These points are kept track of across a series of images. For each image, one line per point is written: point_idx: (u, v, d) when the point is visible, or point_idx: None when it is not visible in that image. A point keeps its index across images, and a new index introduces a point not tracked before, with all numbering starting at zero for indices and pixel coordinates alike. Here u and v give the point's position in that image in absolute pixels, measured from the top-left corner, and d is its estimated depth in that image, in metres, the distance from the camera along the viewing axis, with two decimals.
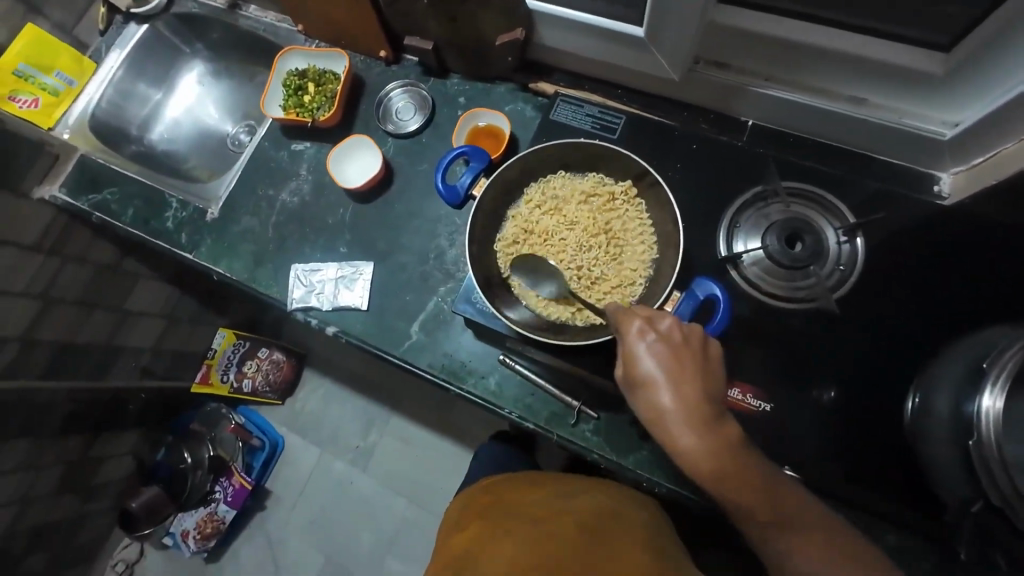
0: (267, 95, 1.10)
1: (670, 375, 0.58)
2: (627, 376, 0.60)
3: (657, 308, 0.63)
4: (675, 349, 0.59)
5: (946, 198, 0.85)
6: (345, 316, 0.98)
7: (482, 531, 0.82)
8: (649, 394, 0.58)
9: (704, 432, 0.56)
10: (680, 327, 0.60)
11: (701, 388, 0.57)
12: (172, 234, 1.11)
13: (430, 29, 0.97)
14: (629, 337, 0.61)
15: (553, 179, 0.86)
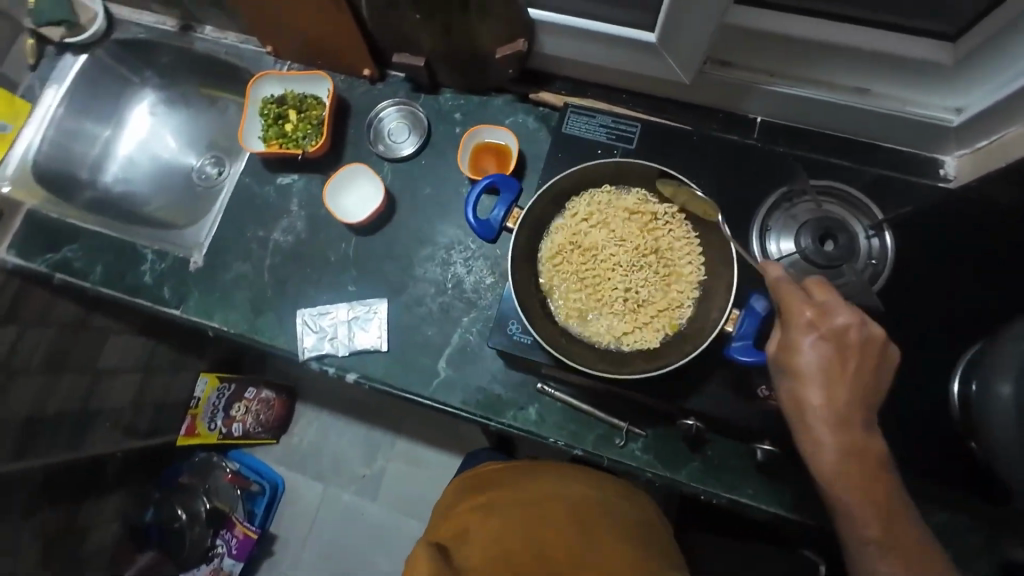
0: (244, 127, 1.01)
1: (834, 377, 0.58)
2: (779, 365, 0.61)
3: (839, 299, 0.60)
4: (845, 348, 0.59)
5: (952, 181, 0.86)
6: (365, 359, 0.92)
7: (480, 516, 0.88)
8: (798, 389, 0.59)
9: (851, 439, 0.58)
10: (860, 326, 0.59)
11: (860, 395, 0.59)
12: (152, 288, 1.01)
13: (422, 45, 0.90)
14: (797, 330, 0.60)
15: (598, 193, 0.82)
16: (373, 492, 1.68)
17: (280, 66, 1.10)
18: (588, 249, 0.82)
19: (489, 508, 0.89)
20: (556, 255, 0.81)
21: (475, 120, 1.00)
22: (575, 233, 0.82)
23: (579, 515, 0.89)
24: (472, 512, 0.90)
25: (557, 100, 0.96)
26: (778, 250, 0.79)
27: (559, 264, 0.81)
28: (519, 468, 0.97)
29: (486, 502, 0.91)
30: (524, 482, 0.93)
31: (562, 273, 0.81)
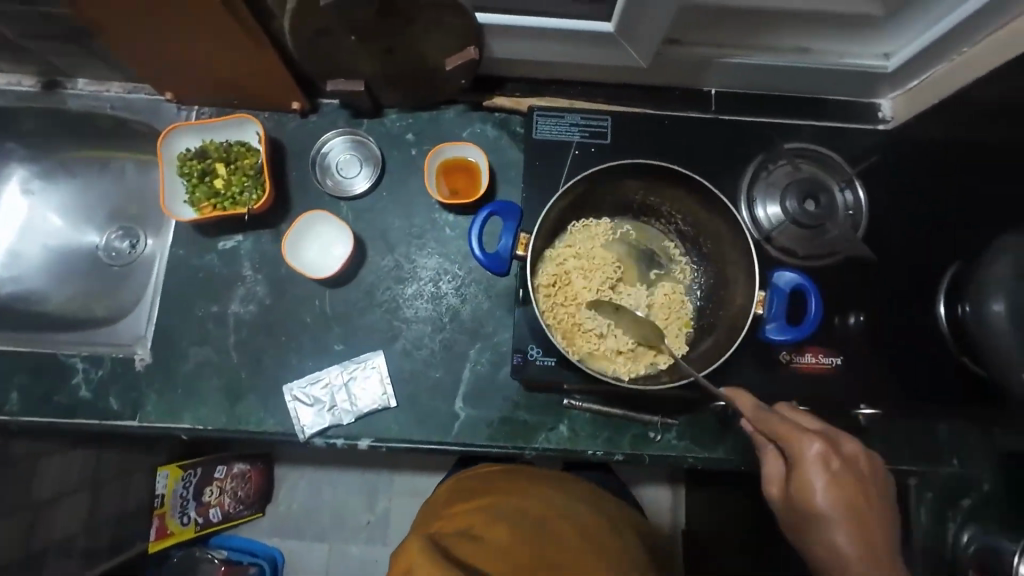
0: (166, 193, 0.86)
1: (849, 510, 0.61)
2: (795, 505, 0.63)
3: (832, 429, 0.66)
4: (850, 479, 0.62)
5: (889, 121, 0.92)
6: (374, 420, 0.84)
7: (487, 512, 0.77)
8: (824, 533, 0.61)
9: (887, 571, 0.59)
10: (859, 455, 0.64)
11: (883, 530, 0.61)
12: (95, 402, 0.85)
13: (362, 68, 0.81)
14: (806, 466, 0.62)
15: (574, 227, 0.84)
16: (382, 535, 1.41)
17: (187, 113, 0.95)
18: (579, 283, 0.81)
19: (495, 507, 0.78)
20: (549, 297, 0.80)
21: (430, 137, 0.94)
22: (563, 272, 0.81)
23: (588, 527, 0.79)
24: (475, 511, 0.79)
25: (514, 103, 0.91)
26: (767, 216, 0.82)
27: (559, 295, 0.81)
28: (524, 474, 0.87)
29: (490, 501, 0.80)
30: (531, 487, 0.83)
31: (559, 313, 0.80)
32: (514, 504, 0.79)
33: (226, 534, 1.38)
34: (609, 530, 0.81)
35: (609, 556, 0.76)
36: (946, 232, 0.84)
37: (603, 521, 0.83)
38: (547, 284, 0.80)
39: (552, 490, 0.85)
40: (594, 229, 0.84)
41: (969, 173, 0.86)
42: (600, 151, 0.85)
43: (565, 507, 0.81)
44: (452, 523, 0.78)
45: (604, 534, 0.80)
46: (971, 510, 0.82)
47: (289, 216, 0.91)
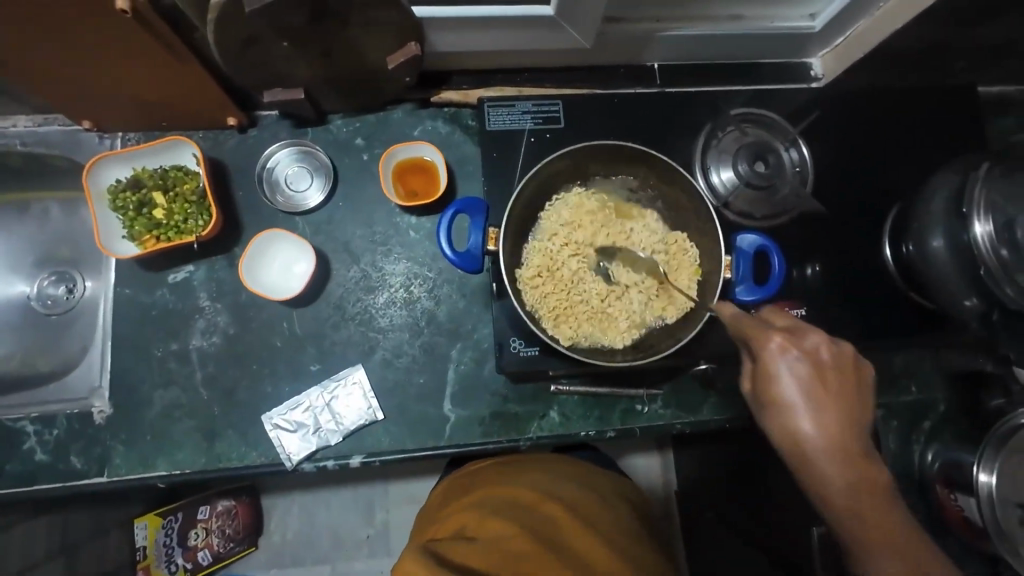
0: (99, 229, 0.80)
1: (816, 401, 0.59)
2: (760, 392, 0.62)
3: (800, 323, 0.64)
4: (820, 370, 0.60)
5: (820, 79, 0.98)
6: (364, 436, 0.82)
7: (480, 508, 0.76)
8: (787, 415, 0.60)
9: (852, 462, 0.59)
10: (828, 347, 0.61)
11: (854, 425, 0.60)
12: (54, 464, 0.79)
13: (299, 75, 0.78)
14: (768, 355, 0.61)
15: (554, 208, 0.83)
16: (386, 547, 1.40)
17: (111, 142, 0.88)
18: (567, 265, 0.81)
19: (483, 503, 0.77)
20: (538, 286, 0.79)
21: (381, 140, 0.91)
22: (550, 258, 0.81)
23: (579, 508, 0.80)
24: (465, 512, 0.77)
25: (463, 96, 0.89)
26: (722, 181, 0.84)
27: (545, 276, 0.80)
28: (508, 466, 0.87)
29: (479, 499, 0.79)
30: (521, 475, 0.84)
31: (551, 301, 0.79)
32: (503, 496, 0.78)
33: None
34: (599, 509, 0.82)
35: (602, 534, 0.77)
36: (883, 177, 0.89)
37: (593, 498, 0.84)
38: (534, 274, 0.80)
39: (538, 475, 0.84)
40: (574, 205, 0.83)
41: (897, 120, 0.91)
42: (554, 136, 0.84)
43: (555, 491, 0.81)
44: (445, 529, 0.77)
45: (595, 513, 0.81)
46: (932, 430, 0.89)
47: (242, 238, 0.87)
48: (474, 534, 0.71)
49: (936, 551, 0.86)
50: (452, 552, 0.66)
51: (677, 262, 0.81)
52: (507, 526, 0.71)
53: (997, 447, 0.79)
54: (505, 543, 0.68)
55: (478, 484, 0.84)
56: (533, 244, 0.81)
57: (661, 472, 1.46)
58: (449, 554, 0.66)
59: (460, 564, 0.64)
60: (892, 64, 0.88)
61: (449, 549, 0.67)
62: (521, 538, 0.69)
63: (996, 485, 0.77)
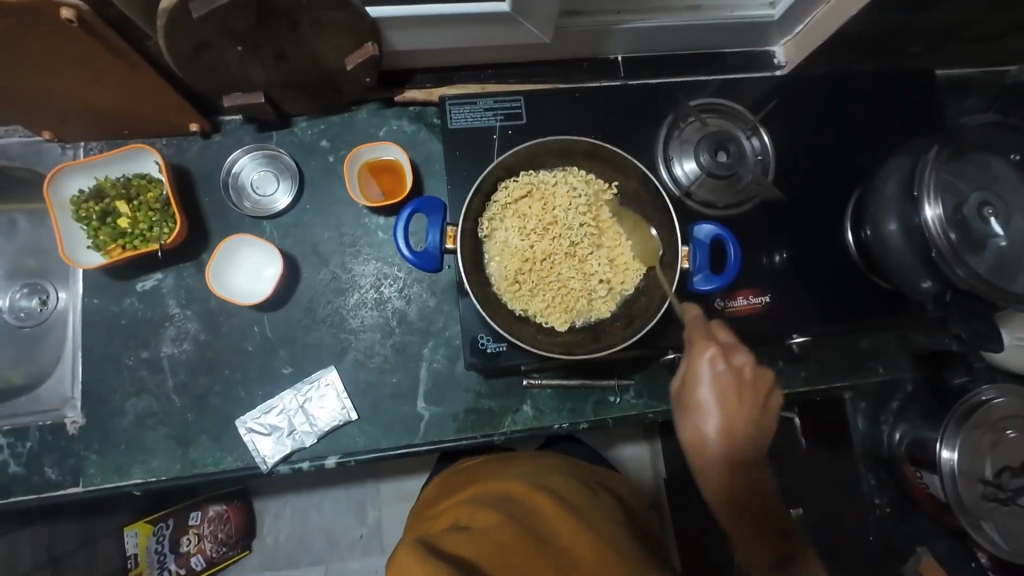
0: (62, 240, 0.79)
1: (725, 418, 0.62)
2: (682, 394, 0.64)
3: (736, 340, 0.65)
4: (740, 386, 0.62)
5: (784, 67, 0.98)
6: (339, 436, 0.83)
7: (470, 503, 0.76)
8: (697, 422, 0.62)
9: (747, 488, 0.64)
10: (752, 366, 0.63)
11: (751, 432, 0.62)
12: (28, 475, 0.79)
13: (258, 79, 0.78)
14: (700, 360, 0.63)
15: (501, 198, 0.82)
16: (380, 545, 1.41)
17: (73, 152, 0.87)
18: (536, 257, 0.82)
19: (475, 497, 0.77)
20: (519, 291, 0.81)
21: (347, 141, 0.91)
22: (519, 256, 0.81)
23: (570, 499, 0.79)
24: (460, 505, 0.77)
25: (426, 94, 0.89)
26: (684, 172, 0.85)
27: (520, 284, 0.81)
28: (501, 462, 0.87)
29: (472, 494, 0.79)
30: (507, 471, 0.83)
31: (540, 301, 0.81)
32: (493, 490, 0.78)
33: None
34: (591, 500, 0.81)
35: (595, 523, 0.76)
36: (844, 163, 0.91)
37: (583, 490, 0.83)
38: (514, 285, 0.81)
39: (529, 470, 0.84)
40: (505, 202, 0.82)
41: (857, 104, 0.93)
42: (517, 132, 0.85)
43: (544, 483, 0.81)
44: (440, 524, 0.76)
45: (587, 503, 0.80)
46: (899, 409, 0.91)
47: (209, 244, 0.87)
48: (467, 525, 0.71)
49: (905, 527, 0.88)
50: (444, 543, 0.66)
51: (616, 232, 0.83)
52: (499, 519, 0.70)
53: (958, 425, 0.80)
54: (497, 535, 0.68)
55: (469, 481, 0.85)
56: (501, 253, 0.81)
57: (649, 460, 1.48)
58: (441, 546, 0.65)
59: (454, 557, 0.63)
60: (848, 50, 0.89)
61: (441, 540, 0.67)
62: (513, 530, 0.69)
63: (957, 462, 0.79)
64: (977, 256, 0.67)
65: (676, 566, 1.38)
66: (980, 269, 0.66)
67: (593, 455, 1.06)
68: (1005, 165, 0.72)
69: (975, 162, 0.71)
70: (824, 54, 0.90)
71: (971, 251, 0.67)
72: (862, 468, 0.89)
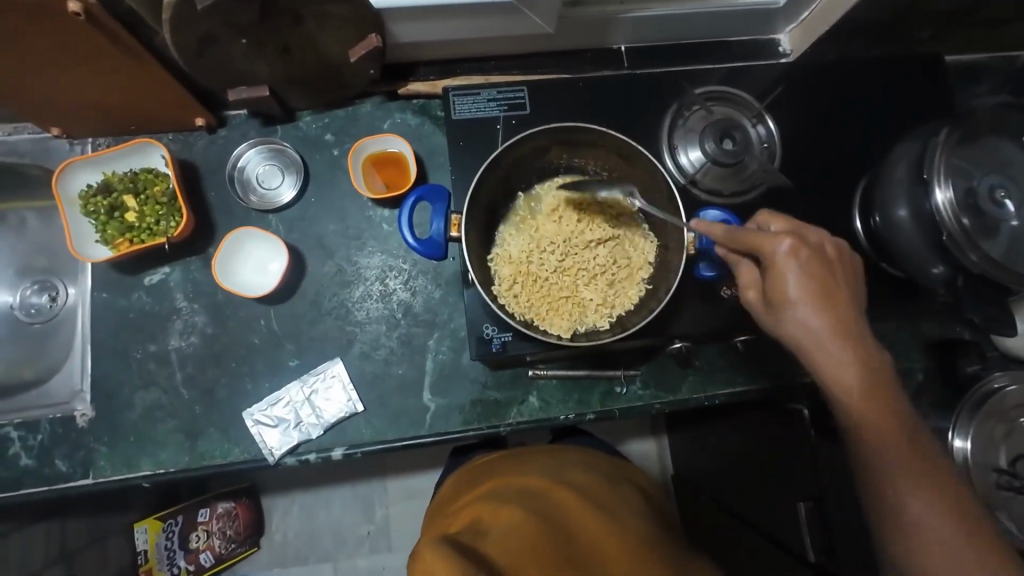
0: (71, 235, 0.80)
1: (815, 295, 0.59)
2: (769, 293, 0.61)
3: (797, 225, 0.65)
4: (825, 258, 0.61)
5: (789, 55, 0.97)
6: (345, 428, 0.83)
7: (489, 500, 0.75)
8: (795, 313, 0.59)
9: (866, 372, 0.59)
10: (827, 243, 0.63)
11: (850, 301, 0.60)
12: (40, 468, 0.80)
13: (262, 72, 0.78)
14: (778, 261, 0.60)
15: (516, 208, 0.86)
16: (388, 542, 1.41)
17: (82, 148, 0.88)
18: (539, 258, 0.84)
19: (493, 494, 0.76)
20: (517, 295, 0.81)
21: (351, 135, 0.91)
22: (519, 257, 0.83)
23: (589, 491, 0.78)
24: (478, 502, 0.76)
25: (430, 87, 0.89)
26: (690, 161, 0.85)
27: (520, 286, 0.82)
28: (514, 458, 0.87)
29: (490, 489, 0.78)
30: (523, 468, 0.82)
31: (533, 301, 0.81)
32: (511, 485, 0.77)
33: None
34: (609, 492, 0.80)
35: (616, 514, 0.74)
36: (852, 150, 0.90)
37: (601, 482, 0.82)
38: (510, 283, 0.82)
39: (547, 465, 0.83)
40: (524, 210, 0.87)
41: (865, 92, 0.92)
42: (520, 122, 0.85)
43: (561, 478, 0.80)
44: (458, 521, 0.75)
45: (605, 494, 0.79)
46: None
47: (215, 237, 0.87)
48: (487, 523, 0.70)
49: None
50: (467, 542, 0.65)
51: (635, 242, 0.85)
52: (520, 514, 0.69)
53: (970, 413, 0.80)
54: (520, 531, 0.66)
55: (485, 477, 0.84)
56: (501, 255, 0.83)
57: (657, 456, 1.47)
58: (465, 544, 0.64)
59: (478, 555, 0.62)
60: (855, 36, 0.88)
61: (465, 539, 0.66)
62: (536, 525, 0.68)
63: (970, 451, 0.78)
64: (992, 241, 0.65)
65: None
66: (994, 253, 0.65)
67: (601, 447, 1.05)
68: (1017, 149, 0.70)
69: (987, 145, 0.69)
70: (829, 41, 0.89)
71: (985, 235, 0.65)
72: None
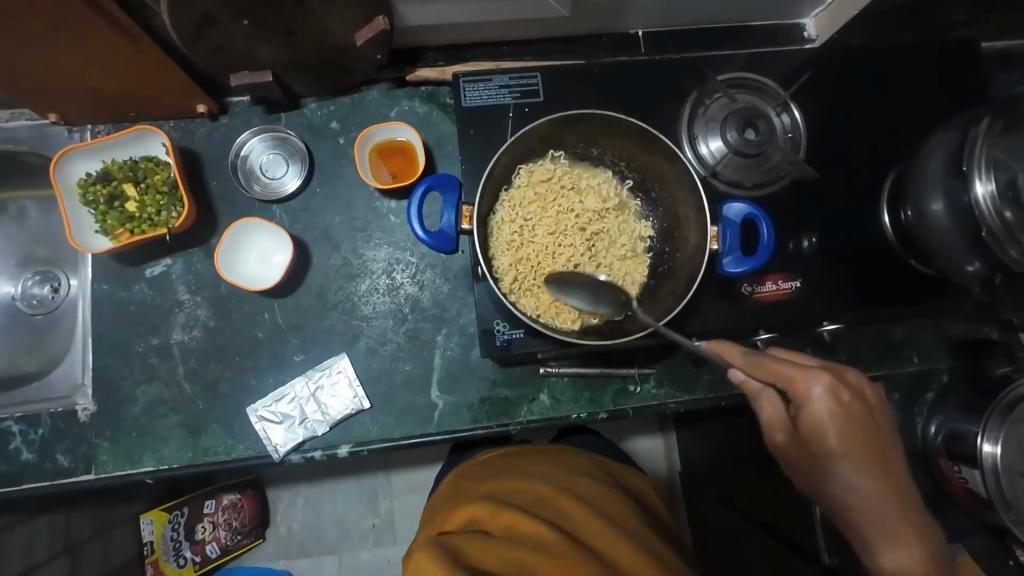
0: (70, 225, 0.78)
1: (856, 452, 0.60)
2: (802, 441, 0.61)
3: (833, 362, 0.64)
4: (862, 406, 0.61)
5: (814, 41, 0.93)
6: (351, 425, 0.80)
7: (488, 502, 0.72)
8: (832, 466, 0.60)
9: (908, 515, 0.60)
10: (864, 386, 0.64)
11: (886, 454, 0.61)
12: (41, 462, 0.78)
13: (265, 56, 0.75)
14: (811, 400, 0.60)
15: (519, 183, 0.80)
16: (392, 536, 1.40)
17: (80, 135, 0.86)
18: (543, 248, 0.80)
19: (493, 496, 0.73)
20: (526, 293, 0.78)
21: (357, 123, 0.88)
22: (516, 244, 0.79)
23: (593, 497, 0.75)
24: (477, 502, 0.73)
25: (439, 72, 0.86)
26: (710, 152, 0.81)
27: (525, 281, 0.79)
28: (518, 458, 0.84)
29: (489, 491, 0.75)
30: (526, 471, 0.79)
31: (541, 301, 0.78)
32: (512, 489, 0.75)
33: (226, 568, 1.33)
34: (612, 498, 0.76)
35: (619, 521, 0.71)
36: (880, 140, 0.86)
37: (604, 487, 0.79)
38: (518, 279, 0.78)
39: (550, 469, 0.81)
40: (529, 187, 0.80)
41: (894, 80, 0.87)
42: (533, 110, 0.81)
43: (565, 483, 0.77)
44: (454, 521, 0.72)
45: (609, 500, 0.75)
46: (935, 402, 0.87)
47: (217, 228, 0.85)
48: (486, 527, 0.67)
49: (941, 523, 0.84)
50: (465, 546, 0.62)
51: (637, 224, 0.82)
52: (521, 519, 0.66)
53: (1001, 417, 0.75)
54: (520, 537, 0.63)
55: (485, 476, 0.81)
56: (506, 240, 0.79)
57: (665, 454, 1.45)
58: (462, 548, 0.62)
59: (475, 561, 0.59)
60: (886, 21, 0.83)
61: (463, 542, 0.63)
62: (535, 529, 0.65)
63: (1001, 455, 0.74)
64: None
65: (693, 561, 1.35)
66: None
67: (611, 448, 1.02)
68: None
69: None
70: (857, 26, 0.85)
71: None
72: None
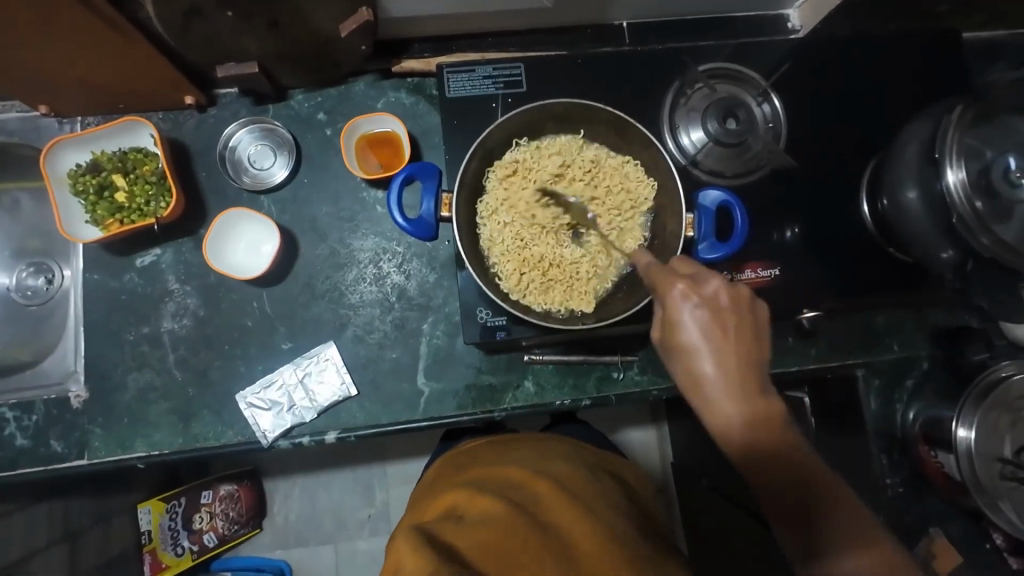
0: (61, 215, 0.79)
1: (719, 352, 0.55)
2: (666, 340, 0.58)
3: (702, 267, 0.60)
4: (721, 312, 0.56)
5: (798, 31, 0.94)
6: (339, 412, 0.82)
7: (462, 489, 0.73)
8: (690, 361, 0.56)
9: (748, 400, 0.55)
10: (726, 288, 0.57)
11: (750, 357, 0.56)
12: (35, 448, 0.80)
13: (251, 47, 0.76)
14: (671, 301, 0.57)
15: (491, 183, 0.81)
16: (387, 526, 1.42)
17: (71, 127, 0.87)
18: (534, 241, 0.80)
19: (471, 482, 0.74)
20: (523, 290, 0.79)
21: (344, 114, 0.89)
22: (499, 245, 0.80)
23: (570, 484, 0.76)
24: (454, 489, 0.74)
25: (424, 63, 0.87)
26: (692, 142, 0.83)
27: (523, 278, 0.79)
28: (500, 446, 0.85)
29: (468, 479, 0.77)
30: (505, 459, 0.80)
31: (538, 294, 0.79)
32: (490, 476, 0.76)
33: (223, 557, 1.35)
34: (589, 484, 0.78)
35: (596, 509, 0.72)
36: (862, 130, 0.86)
37: (582, 474, 0.80)
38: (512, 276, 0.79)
39: (529, 456, 0.82)
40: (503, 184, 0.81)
41: (876, 69, 0.88)
42: (517, 100, 0.82)
43: (542, 470, 0.78)
44: (432, 510, 0.74)
45: (586, 487, 0.77)
46: (915, 388, 0.88)
47: (207, 219, 0.86)
48: (462, 513, 0.68)
49: (921, 508, 0.85)
50: (440, 534, 0.63)
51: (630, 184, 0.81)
52: (496, 505, 0.67)
53: (976, 402, 0.76)
54: (493, 522, 0.64)
55: (467, 464, 0.83)
56: (493, 242, 0.80)
57: (657, 445, 1.46)
58: (438, 536, 0.63)
59: (451, 548, 0.60)
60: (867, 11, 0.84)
61: (439, 530, 0.64)
62: (510, 514, 0.66)
63: (974, 440, 0.75)
64: (1006, 226, 0.63)
65: (684, 551, 1.37)
66: (1007, 236, 0.62)
67: (598, 437, 1.03)
68: None
69: (1003, 124, 0.66)
70: (839, 16, 0.86)
71: (999, 218, 0.63)
72: (874, 446, 0.86)
